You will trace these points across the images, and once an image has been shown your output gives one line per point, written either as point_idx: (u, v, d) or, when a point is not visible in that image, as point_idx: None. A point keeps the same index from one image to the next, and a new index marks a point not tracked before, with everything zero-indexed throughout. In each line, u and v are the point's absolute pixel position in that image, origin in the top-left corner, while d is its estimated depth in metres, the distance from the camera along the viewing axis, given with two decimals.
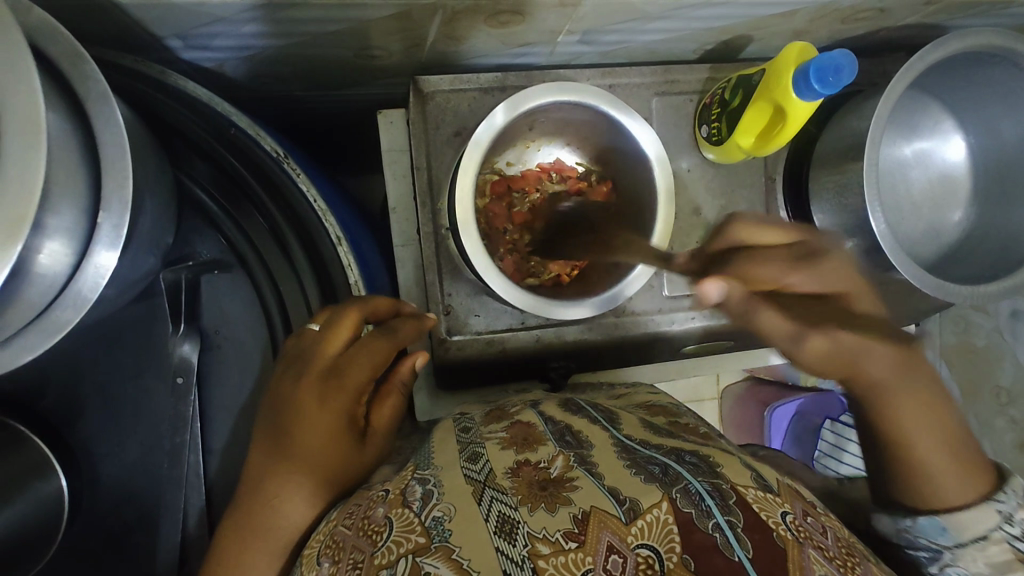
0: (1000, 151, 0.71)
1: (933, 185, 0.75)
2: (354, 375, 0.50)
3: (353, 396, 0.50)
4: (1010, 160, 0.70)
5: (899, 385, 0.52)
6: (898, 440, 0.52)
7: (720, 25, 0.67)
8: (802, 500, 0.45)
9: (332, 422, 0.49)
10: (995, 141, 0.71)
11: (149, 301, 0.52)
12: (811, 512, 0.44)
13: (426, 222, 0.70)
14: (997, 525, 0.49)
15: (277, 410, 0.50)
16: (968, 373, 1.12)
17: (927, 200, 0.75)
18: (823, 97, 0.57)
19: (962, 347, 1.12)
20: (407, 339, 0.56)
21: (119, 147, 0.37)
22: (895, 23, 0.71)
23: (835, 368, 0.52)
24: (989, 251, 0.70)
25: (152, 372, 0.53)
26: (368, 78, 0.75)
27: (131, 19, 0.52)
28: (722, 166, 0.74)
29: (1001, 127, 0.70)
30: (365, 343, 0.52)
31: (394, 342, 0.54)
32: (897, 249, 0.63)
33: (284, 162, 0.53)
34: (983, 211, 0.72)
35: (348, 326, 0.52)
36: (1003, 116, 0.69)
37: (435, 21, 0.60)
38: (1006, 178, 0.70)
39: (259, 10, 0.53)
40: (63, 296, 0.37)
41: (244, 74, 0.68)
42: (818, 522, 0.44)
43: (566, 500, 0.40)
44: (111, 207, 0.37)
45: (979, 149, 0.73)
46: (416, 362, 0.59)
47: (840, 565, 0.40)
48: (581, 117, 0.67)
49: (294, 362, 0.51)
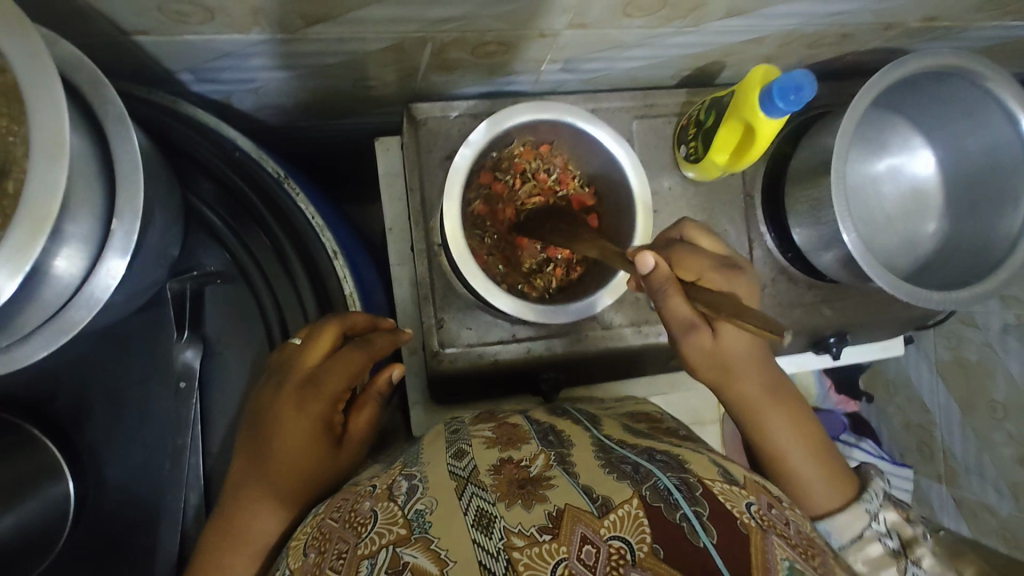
0: (966, 164, 0.74)
1: (906, 199, 0.78)
2: (329, 384, 0.53)
3: (328, 404, 0.53)
4: (977, 173, 0.73)
5: (769, 405, 0.62)
6: (767, 444, 0.62)
7: (692, 52, 0.72)
8: (768, 494, 0.47)
9: (305, 431, 0.51)
10: (961, 155, 0.75)
11: (154, 310, 0.56)
12: (776, 505, 0.46)
13: (419, 239, 0.74)
14: (866, 524, 0.59)
15: (261, 421, 0.53)
16: (963, 388, 1.13)
17: (900, 213, 0.77)
18: (788, 113, 0.61)
19: (956, 363, 1.14)
20: (383, 350, 0.56)
21: (133, 163, 0.41)
22: (860, 49, 0.76)
23: (711, 374, 0.62)
24: (962, 259, 0.72)
25: (156, 378, 0.56)
26: (365, 107, 0.80)
27: (145, 53, 0.57)
28: (702, 184, 0.78)
29: (965, 142, 0.73)
30: (341, 357, 0.54)
31: (368, 352, 0.55)
32: (869, 259, 0.66)
33: (284, 183, 0.57)
34: (955, 222, 0.75)
35: (327, 340, 0.54)
36: (966, 132, 0.72)
37: (425, 53, 0.65)
38: (974, 190, 0.73)
39: (262, 44, 0.58)
40: (77, 297, 0.40)
41: (249, 105, 0.73)
42: (783, 514, 0.45)
43: (543, 497, 0.41)
44: (124, 216, 0.41)
45: (946, 164, 0.77)
46: (393, 374, 0.58)
47: (802, 552, 0.42)
48: (562, 136, 0.71)
49: (273, 375, 0.54)
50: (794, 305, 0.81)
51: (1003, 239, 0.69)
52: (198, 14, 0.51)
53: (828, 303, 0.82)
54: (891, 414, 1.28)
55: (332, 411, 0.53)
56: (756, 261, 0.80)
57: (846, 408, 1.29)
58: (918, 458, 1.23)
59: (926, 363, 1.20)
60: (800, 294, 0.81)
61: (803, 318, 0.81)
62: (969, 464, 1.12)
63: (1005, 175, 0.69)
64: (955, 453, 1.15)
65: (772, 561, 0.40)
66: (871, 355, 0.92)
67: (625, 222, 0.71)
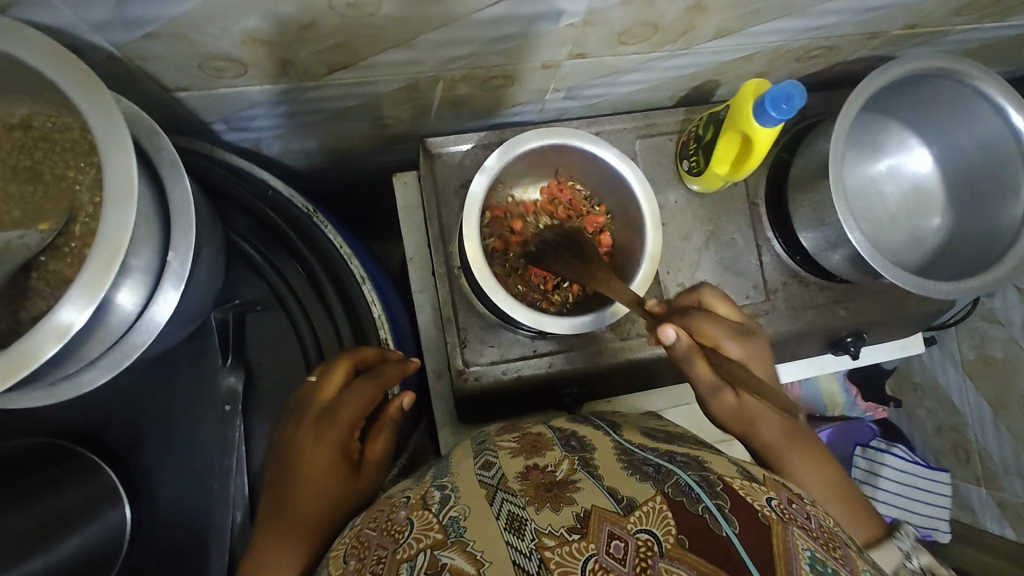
0: (962, 160, 0.77)
1: (907, 197, 0.80)
2: (343, 413, 0.56)
3: (345, 430, 0.55)
4: (974, 167, 0.75)
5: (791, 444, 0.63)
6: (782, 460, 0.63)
7: (687, 73, 0.76)
8: (787, 491, 0.48)
9: (325, 456, 0.53)
10: (956, 151, 0.77)
11: (200, 340, 0.59)
12: (796, 500, 0.47)
13: (440, 264, 0.77)
14: (903, 560, 0.58)
15: (286, 457, 0.54)
16: (991, 387, 1.12)
17: (904, 210, 0.79)
18: (783, 122, 0.65)
19: (982, 360, 1.13)
20: (392, 381, 0.58)
21: (185, 199, 0.45)
22: (848, 58, 0.80)
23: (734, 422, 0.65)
24: (968, 251, 0.74)
25: (202, 404, 0.59)
26: (383, 146, 0.85)
27: (185, 108, 0.63)
28: (707, 196, 0.81)
29: (959, 139, 0.76)
30: (355, 389, 0.57)
31: (378, 383, 0.57)
32: (875, 255, 0.68)
33: (313, 216, 0.62)
34: (958, 216, 0.77)
35: (340, 374, 0.58)
36: (959, 129, 0.75)
37: (437, 90, 0.70)
38: (973, 184, 0.76)
39: (289, 92, 0.63)
40: (138, 322, 0.45)
41: (277, 151, 0.79)
42: (803, 508, 0.46)
43: (570, 500, 0.43)
44: (178, 247, 0.45)
45: (943, 161, 0.79)
46: (404, 402, 0.61)
47: (824, 543, 0.43)
48: (570, 159, 0.74)
49: (296, 412, 0.57)
50: (807, 307, 0.82)
51: (1007, 229, 0.70)
52: (233, 69, 0.57)
53: (841, 303, 0.83)
54: (923, 418, 1.26)
55: (349, 438, 0.56)
56: (766, 266, 0.82)
57: (875, 415, 1.27)
58: (954, 461, 1.21)
59: (952, 364, 1.20)
60: (811, 296, 0.83)
61: (817, 318, 0.83)
62: (1007, 463, 1.10)
63: (1003, 167, 0.71)
64: (991, 453, 1.13)
65: (793, 549, 0.41)
66: (892, 355, 0.93)
67: (635, 235, 0.74)
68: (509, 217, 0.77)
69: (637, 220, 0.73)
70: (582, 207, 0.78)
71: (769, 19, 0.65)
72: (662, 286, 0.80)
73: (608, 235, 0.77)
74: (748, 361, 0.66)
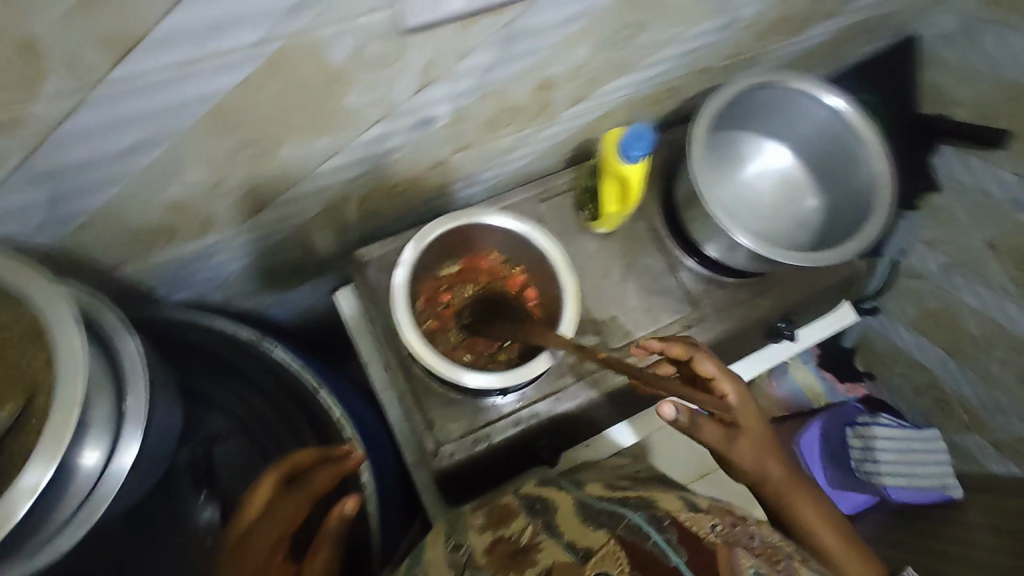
0: (814, 144, 0.87)
1: (783, 186, 0.91)
2: (277, 519, 0.58)
3: (275, 535, 0.57)
4: (825, 148, 0.86)
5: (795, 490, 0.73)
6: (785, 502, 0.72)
7: (563, 138, 0.87)
8: (732, 516, 0.52)
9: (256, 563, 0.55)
10: (807, 138, 0.88)
11: (169, 479, 0.69)
12: (742, 525, 0.51)
13: (392, 358, 0.83)
14: None
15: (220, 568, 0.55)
16: (942, 336, 1.22)
17: (784, 199, 0.90)
18: (644, 159, 0.75)
19: (924, 315, 1.24)
20: (323, 484, 0.62)
21: (133, 360, 0.52)
22: (694, 92, 0.93)
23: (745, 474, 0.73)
24: (844, 219, 0.84)
25: (179, 533, 0.70)
26: (320, 268, 0.93)
27: (127, 280, 0.69)
28: (615, 234, 0.90)
29: (804, 128, 0.87)
30: (288, 494, 0.60)
31: (306, 489, 0.61)
32: (764, 248, 0.78)
33: (259, 342, 0.69)
34: (828, 191, 0.88)
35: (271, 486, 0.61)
36: (801, 121, 0.86)
37: (350, 208, 0.79)
38: (829, 162, 0.87)
39: (220, 242, 0.71)
40: (104, 478, 0.49)
41: (222, 297, 0.86)
42: (747, 530, 0.50)
43: (531, 562, 0.47)
44: (135, 399, 0.51)
45: (801, 147, 0.89)
46: (346, 507, 0.60)
47: (766, 558, 0.46)
48: (479, 234, 0.82)
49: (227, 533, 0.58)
50: (734, 306, 0.90)
51: (867, 194, 0.81)
52: (163, 235, 0.64)
53: (763, 295, 0.91)
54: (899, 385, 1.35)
55: (281, 545, 0.57)
56: (686, 280, 0.90)
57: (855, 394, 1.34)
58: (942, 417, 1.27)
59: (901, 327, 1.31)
60: (734, 296, 0.90)
61: (746, 314, 0.90)
62: (985, 402, 1.17)
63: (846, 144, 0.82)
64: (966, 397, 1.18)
65: (739, 567, 0.44)
66: (831, 328, 0.99)
67: (554, 282, 0.81)
68: (439, 300, 0.83)
69: (552, 267, 0.80)
70: (503, 272, 0.85)
71: (612, 81, 0.76)
72: (598, 323, 0.86)
73: (533, 288, 0.84)
74: (750, 409, 0.74)
